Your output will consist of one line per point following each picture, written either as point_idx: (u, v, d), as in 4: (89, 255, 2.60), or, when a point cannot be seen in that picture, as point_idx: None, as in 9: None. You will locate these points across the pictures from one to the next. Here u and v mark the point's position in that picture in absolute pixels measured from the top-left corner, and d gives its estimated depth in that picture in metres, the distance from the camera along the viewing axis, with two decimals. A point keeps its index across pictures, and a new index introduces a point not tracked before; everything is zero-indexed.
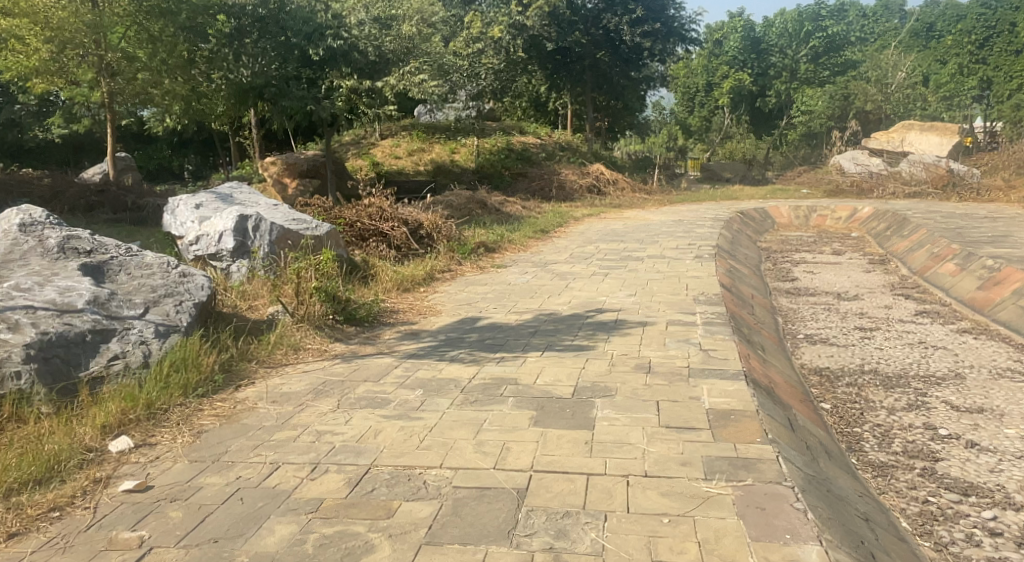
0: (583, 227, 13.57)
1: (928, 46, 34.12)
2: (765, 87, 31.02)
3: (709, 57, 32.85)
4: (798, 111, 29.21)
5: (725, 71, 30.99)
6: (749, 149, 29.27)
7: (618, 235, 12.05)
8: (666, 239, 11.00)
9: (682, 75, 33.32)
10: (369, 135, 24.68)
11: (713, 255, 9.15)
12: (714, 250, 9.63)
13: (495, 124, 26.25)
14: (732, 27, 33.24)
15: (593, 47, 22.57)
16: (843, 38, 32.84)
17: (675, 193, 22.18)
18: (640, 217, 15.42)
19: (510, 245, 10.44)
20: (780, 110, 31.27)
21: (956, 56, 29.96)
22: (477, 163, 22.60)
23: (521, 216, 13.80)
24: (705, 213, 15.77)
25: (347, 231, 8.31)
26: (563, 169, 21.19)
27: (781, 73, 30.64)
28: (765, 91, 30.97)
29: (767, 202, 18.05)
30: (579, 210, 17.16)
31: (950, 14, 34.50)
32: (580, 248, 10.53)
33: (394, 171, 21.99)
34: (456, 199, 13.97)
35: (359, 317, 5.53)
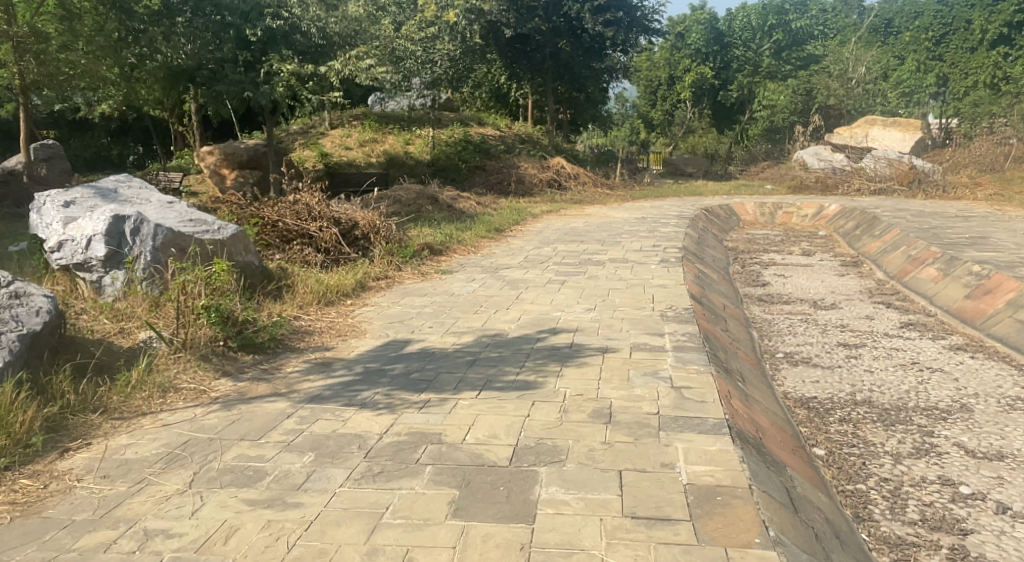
0: (541, 225, 12.68)
1: (886, 41, 33.92)
2: (727, 81, 30.47)
3: (672, 50, 32.16)
4: (760, 105, 28.76)
5: (687, 64, 30.19)
6: (712, 144, 28.71)
7: (578, 234, 11.16)
8: (628, 240, 10.14)
9: (644, 67, 31.52)
10: (318, 125, 23.47)
11: (680, 260, 8.29)
12: (680, 253, 8.79)
13: (452, 115, 25.24)
14: (695, 19, 32.62)
15: (552, 36, 21.65)
16: (806, 32, 32.44)
17: (637, 188, 21.45)
18: (601, 214, 14.60)
19: (458, 246, 9.46)
20: (742, 104, 30.79)
21: (916, 51, 29.70)
22: (432, 154, 21.56)
23: (476, 213, 12.87)
24: (668, 210, 15.03)
25: (267, 232, 7.32)
26: (522, 162, 20.26)
27: (744, 66, 30.02)
28: (727, 85, 30.43)
29: (732, 199, 17.39)
30: (537, 205, 16.29)
31: (908, 11, 34.40)
32: (535, 250, 9.60)
33: (344, 163, 20.85)
34: (405, 194, 12.97)
35: (259, 342, 4.52)
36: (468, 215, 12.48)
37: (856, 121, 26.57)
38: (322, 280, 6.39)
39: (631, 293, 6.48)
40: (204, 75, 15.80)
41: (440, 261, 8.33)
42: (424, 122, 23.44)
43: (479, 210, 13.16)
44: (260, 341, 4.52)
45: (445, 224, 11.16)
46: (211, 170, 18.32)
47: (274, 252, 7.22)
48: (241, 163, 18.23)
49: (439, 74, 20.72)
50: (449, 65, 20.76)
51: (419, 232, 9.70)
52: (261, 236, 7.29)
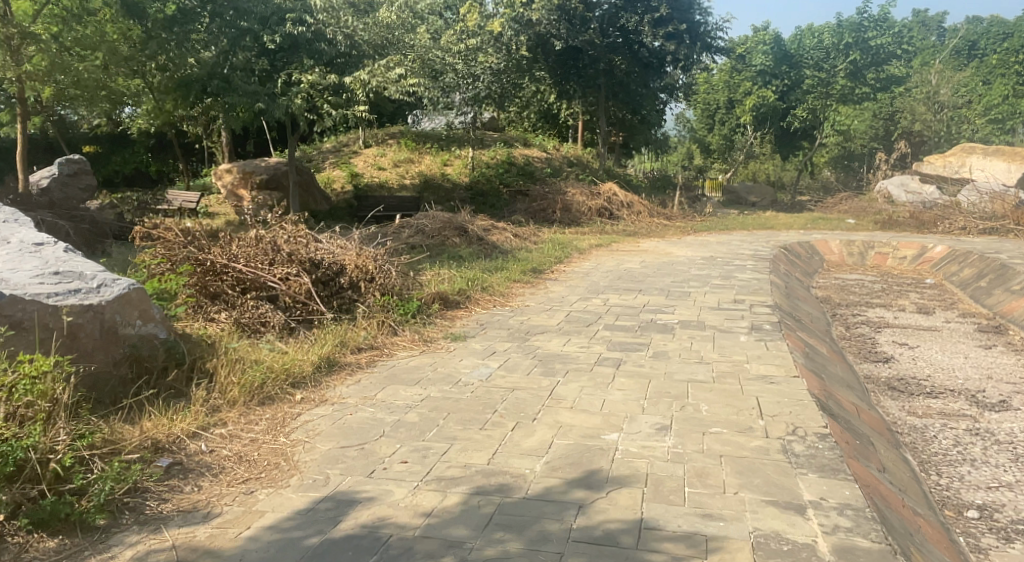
0: (590, 264, 10.61)
1: (972, 62, 31.10)
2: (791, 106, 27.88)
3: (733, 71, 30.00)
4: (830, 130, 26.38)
5: (748, 87, 27.50)
6: (774, 172, 28.08)
7: (634, 280, 9.06)
8: (699, 291, 7.96)
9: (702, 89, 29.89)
10: (351, 143, 21.88)
11: (781, 329, 6.05)
12: (775, 315, 6.57)
13: (495, 135, 23.51)
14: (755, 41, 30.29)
15: (607, 50, 19.60)
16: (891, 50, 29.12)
17: (698, 218, 19.31)
18: (660, 252, 12.51)
19: (483, 295, 7.42)
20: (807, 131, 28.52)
21: (1003, 74, 27.14)
22: (471, 178, 19.71)
23: (512, 248, 10.86)
24: (741, 248, 12.94)
25: (216, 279, 5.37)
26: (570, 187, 18.30)
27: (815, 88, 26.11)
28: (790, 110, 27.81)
29: (810, 235, 15.25)
30: (586, 237, 14.30)
31: (996, 32, 31.65)
32: (580, 302, 7.52)
33: (374, 184, 19.14)
34: (429, 224, 11.06)
35: (75, 515, 2.60)
36: (501, 251, 10.49)
37: (943, 149, 24.14)
38: (267, 360, 4.42)
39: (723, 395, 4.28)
40: (214, 83, 13.99)
41: (453, 320, 6.30)
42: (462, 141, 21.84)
43: (517, 244, 11.17)
44: (81, 512, 2.61)
45: (471, 263, 9.18)
46: (228, 190, 16.73)
47: (221, 308, 5.29)
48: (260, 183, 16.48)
49: (483, 89, 18.61)
50: (492, 80, 18.66)
51: (435, 276, 7.69)
52: (207, 284, 5.36)
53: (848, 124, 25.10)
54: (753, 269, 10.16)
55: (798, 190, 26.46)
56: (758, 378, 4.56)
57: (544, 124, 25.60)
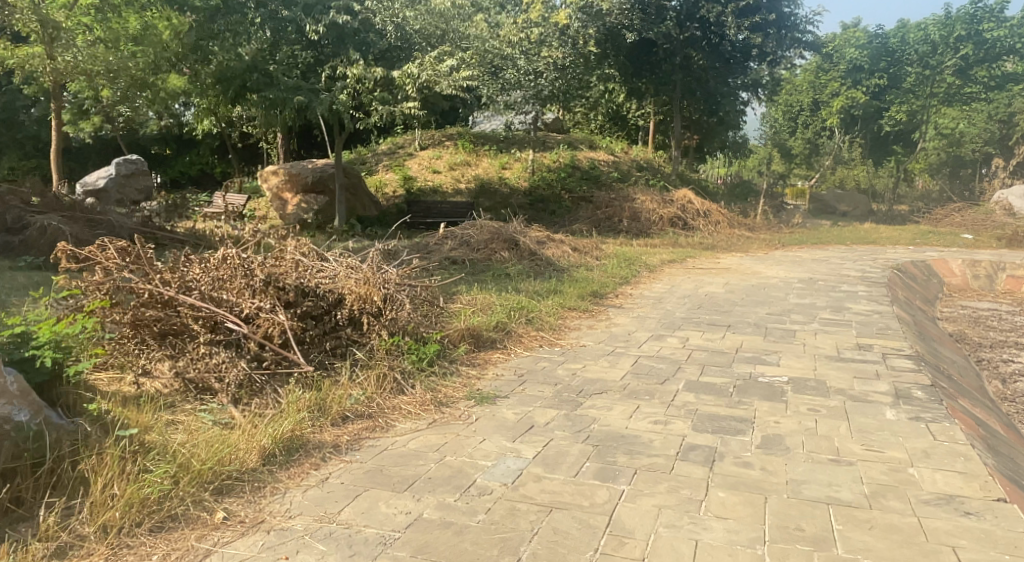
0: (661, 285, 9.06)
1: None
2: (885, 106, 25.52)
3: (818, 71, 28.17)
4: (928, 134, 24.17)
5: (835, 88, 25.77)
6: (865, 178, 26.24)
7: (717, 308, 7.49)
8: (803, 333, 6.37)
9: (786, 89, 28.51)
10: (407, 144, 20.82)
11: (943, 402, 4.42)
12: (931, 379, 4.92)
13: (559, 137, 22.17)
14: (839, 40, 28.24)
15: (684, 44, 17.86)
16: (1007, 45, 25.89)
17: (785, 228, 17.46)
18: (744, 272, 10.87)
19: (529, 329, 5.93)
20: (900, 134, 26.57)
21: None
22: (530, 182, 18.41)
23: (569, 265, 9.43)
24: (846, 268, 11.56)
25: (158, 313, 3.91)
26: (641, 193, 16.73)
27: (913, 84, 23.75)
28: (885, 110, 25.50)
29: (925, 252, 14.33)
30: (656, 251, 12.79)
31: None
32: (650, 342, 5.99)
33: (428, 189, 18.07)
34: (475, 235, 9.74)
35: None
36: (556, 269, 9.05)
37: None
38: (192, 452, 2.98)
39: (902, 552, 2.63)
40: (256, 79, 12.45)
41: (484, 370, 4.81)
42: (523, 143, 20.70)
43: (576, 260, 9.71)
44: None
45: (520, 284, 7.76)
46: (273, 193, 15.37)
47: (163, 355, 3.86)
48: (306, 186, 15.17)
49: (546, 86, 17.13)
50: (556, 76, 17.20)
51: (470, 305, 6.24)
52: (147, 320, 3.90)
53: (954, 127, 23.41)
54: (865, 298, 8.43)
55: (894, 199, 24.18)
56: (941, 517, 2.90)
57: (612, 126, 24.04)
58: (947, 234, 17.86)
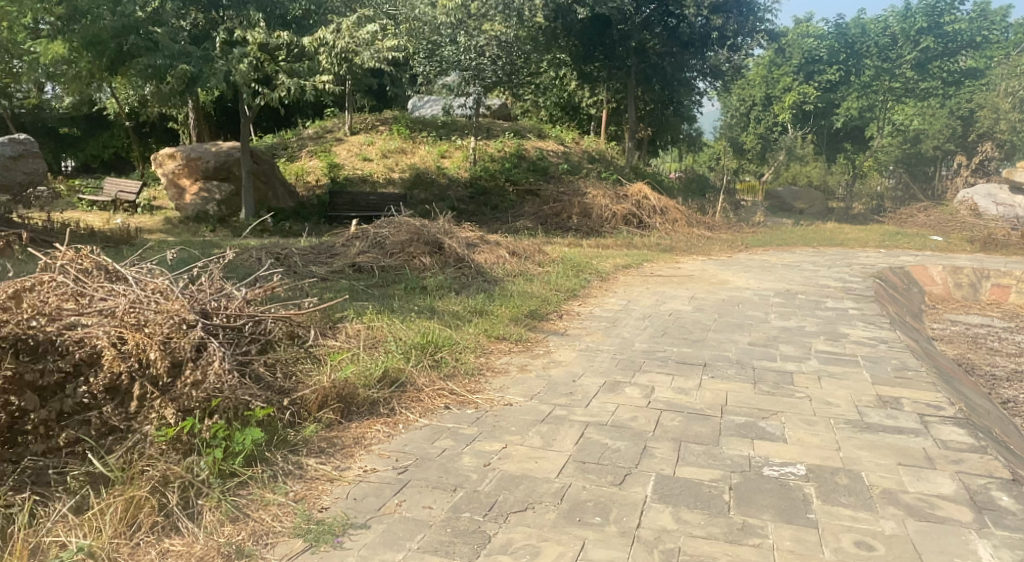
0: (615, 301, 7.50)
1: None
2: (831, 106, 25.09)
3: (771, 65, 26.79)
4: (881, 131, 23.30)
5: (788, 82, 25.18)
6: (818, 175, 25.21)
7: (685, 337, 5.96)
8: (799, 377, 4.88)
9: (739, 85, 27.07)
10: (337, 128, 18.92)
11: None
12: (1009, 468, 3.41)
13: (505, 124, 20.53)
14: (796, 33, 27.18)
15: (640, 25, 16.27)
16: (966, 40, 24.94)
17: (746, 227, 16.17)
18: (709, 281, 9.39)
19: (430, 378, 4.19)
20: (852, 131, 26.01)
21: None
22: (471, 172, 16.73)
23: (505, 273, 7.81)
24: (822, 277, 10.22)
25: None
26: (592, 186, 15.17)
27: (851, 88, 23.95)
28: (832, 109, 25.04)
29: (901, 257, 13.12)
30: (609, 253, 11.26)
31: None
32: (603, 393, 4.36)
33: (356, 178, 16.25)
34: (391, 235, 8.04)
35: None
36: (485, 280, 7.36)
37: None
38: None
39: None
40: (135, 43, 10.34)
41: (344, 465, 3.10)
42: (464, 130, 19.00)
43: (513, 266, 8.06)
44: None
45: (435, 306, 6.07)
46: (168, 179, 13.35)
47: None
48: (208, 172, 13.20)
49: (488, 65, 15.52)
50: (500, 55, 15.56)
51: (348, 343, 4.46)
52: None
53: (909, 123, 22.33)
54: (862, 322, 6.94)
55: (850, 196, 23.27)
56: None
57: (562, 115, 22.46)
58: (915, 235, 16.77)
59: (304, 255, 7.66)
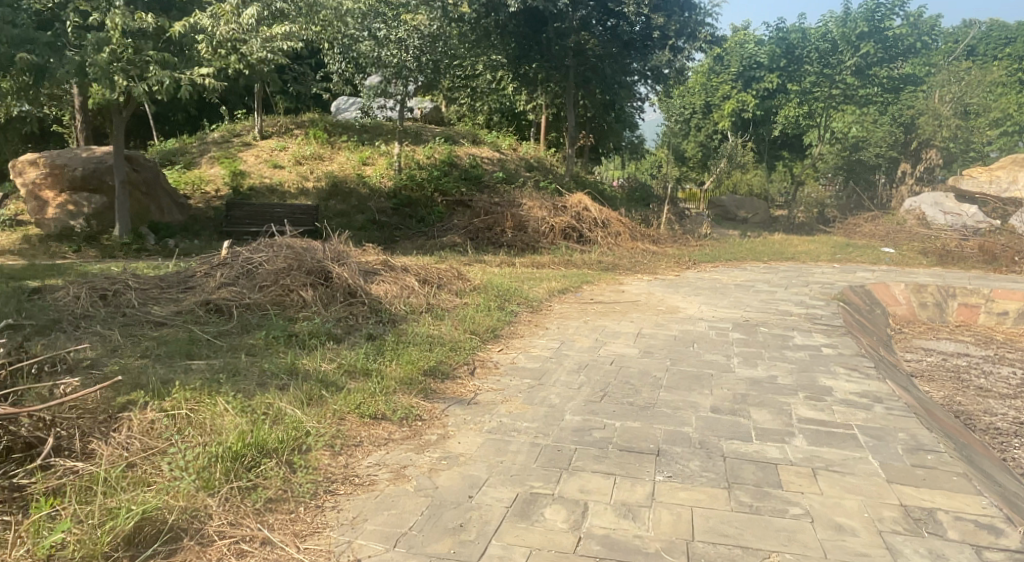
0: (544, 344, 6.07)
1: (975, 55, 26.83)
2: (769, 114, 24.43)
3: (710, 74, 25.93)
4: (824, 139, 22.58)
5: (726, 90, 24.43)
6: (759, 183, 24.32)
7: (631, 402, 4.56)
8: (787, 474, 3.51)
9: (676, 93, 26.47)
10: (246, 132, 17.11)
11: None
12: None
13: (435, 129, 19.02)
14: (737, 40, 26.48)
15: (578, 25, 15.11)
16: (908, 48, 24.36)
17: (692, 240, 15.00)
18: (658, 310, 8.05)
19: (232, 517, 2.83)
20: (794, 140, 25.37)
21: (1012, 79, 23.67)
22: (394, 180, 15.15)
23: (409, 308, 6.29)
24: (784, 301, 9.01)
25: None
26: (527, 197, 13.78)
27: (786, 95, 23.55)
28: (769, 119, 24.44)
29: (861, 274, 12.06)
30: (543, 275, 9.87)
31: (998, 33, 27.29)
32: (511, 525, 2.90)
33: (263, 187, 14.52)
34: (265, 263, 6.45)
35: None
36: (379, 321, 5.81)
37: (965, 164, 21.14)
38: None
39: None
40: None
41: None
42: (389, 134, 17.42)
43: (421, 299, 6.53)
44: None
45: (297, 368, 4.53)
46: (28, 191, 11.53)
47: None
48: (76, 182, 11.55)
49: (409, 61, 13.96)
50: (423, 51, 14.03)
51: (102, 461, 3.04)
52: None
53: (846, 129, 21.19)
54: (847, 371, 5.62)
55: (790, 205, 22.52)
56: None
57: (499, 121, 21.07)
58: (868, 246, 15.90)
59: (147, 293, 6.07)
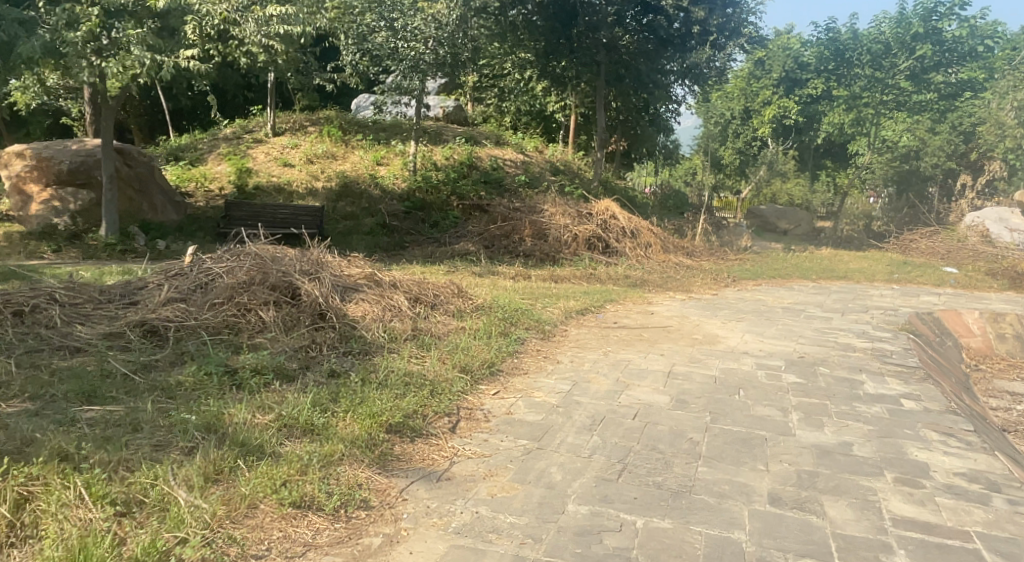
0: (552, 386, 4.94)
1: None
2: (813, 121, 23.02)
3: (750, 79, 24.70)
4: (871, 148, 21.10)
5: (767, 96, 23.18)
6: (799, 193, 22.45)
7: (660, 483, 3.42)
8: None
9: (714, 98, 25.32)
10: (258, 128, 16.26)
11: None
12: None
13: (458, 129, 17.99)
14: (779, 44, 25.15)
15: (611, 19, 13.94)
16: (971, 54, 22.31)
17: (731, 254, 13.72)
18: (692, 340, 6.89)
19: None
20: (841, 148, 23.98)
21: None
22: (409, 181, 14.15)
23: (390, 334, 5.18)
24: (842, 331, 7.76)
25: None
26: (549, 203, 12.67)
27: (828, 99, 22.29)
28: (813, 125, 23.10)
29: (925, 298, 10.67)
30: (562, 293, 8.74)
31: None
32: None
33: (270, 186, 13.61)
34: (224, 276, 5.39)
35: None
36: (348, 353, 4.70)
37: None
38: None
39: None
40: None
41: None
42: (408, 133, 16.44)
43: (408, 323, 5.41)
44: None
45: (217, 422, 3.42)
46: (12, 185, 10.73)
47: None
48: (62, 176, 10.71)
49: (425, 56, 13.09)
50: (441, 44, 13.15)
51: None
52: None
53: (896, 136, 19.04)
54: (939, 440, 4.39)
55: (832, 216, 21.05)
56: None
57: (528, 120, 19.84)
58: (926, 265, 14.47)
59: (77, 308, 5.04)
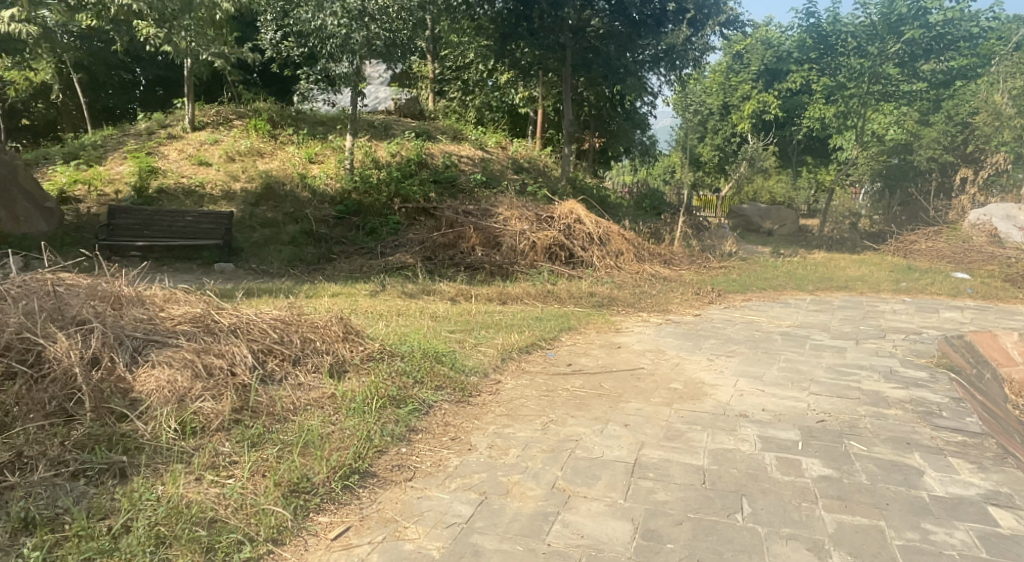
0: (449, 508, 3.07)
1: None
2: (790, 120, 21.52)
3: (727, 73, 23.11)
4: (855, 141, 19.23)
5: (745, 90, 21.53)
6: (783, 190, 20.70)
7: None
8: None
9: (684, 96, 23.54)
10: (176, 122, 14.22)
11: None
12: None
13: (408, 123, 16.04)
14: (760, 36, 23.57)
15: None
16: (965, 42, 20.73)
17: (715, 261, 11.89)
18: (674, 393, 5.04)
19: None
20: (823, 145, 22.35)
21: None
22: (343, 181, 12.20)
23: (195, 424, 3.34)
24: (864, 371, 5.96)
25: None
26: (503, 205, 10.76)
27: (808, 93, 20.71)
28: (790, 122, 21.52)
29: (949, 315, 8.88)
30: (506, 321, 6.87)
31: None
32: None
33: (178, 188, 11.59)
34: None
35: None
36: (81, 473, 2.96)
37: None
38: None
39: None
40: None
41: None
42: (349, 128, 14.49)
43: (229, 399, 3.52)
44: None
45: None
46: None
47: None
48: None
49: (355, 37, 11.01)
50: (374, 22, 11.08)
51: None
52: None
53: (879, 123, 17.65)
54: None
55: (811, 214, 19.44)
56: None
57: (494, 114, 17.50)
58: (934, 271, 12.77)
59: None
